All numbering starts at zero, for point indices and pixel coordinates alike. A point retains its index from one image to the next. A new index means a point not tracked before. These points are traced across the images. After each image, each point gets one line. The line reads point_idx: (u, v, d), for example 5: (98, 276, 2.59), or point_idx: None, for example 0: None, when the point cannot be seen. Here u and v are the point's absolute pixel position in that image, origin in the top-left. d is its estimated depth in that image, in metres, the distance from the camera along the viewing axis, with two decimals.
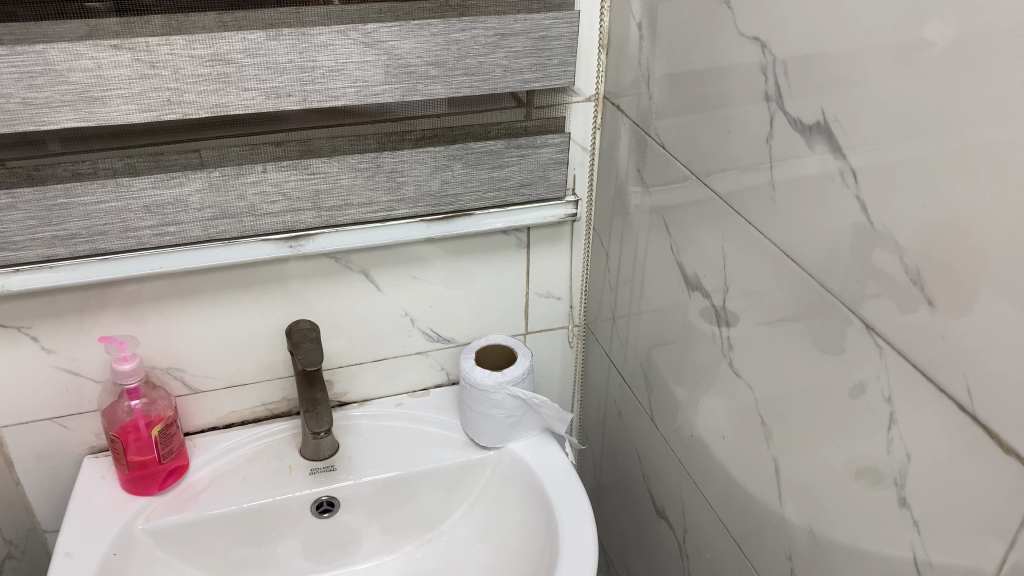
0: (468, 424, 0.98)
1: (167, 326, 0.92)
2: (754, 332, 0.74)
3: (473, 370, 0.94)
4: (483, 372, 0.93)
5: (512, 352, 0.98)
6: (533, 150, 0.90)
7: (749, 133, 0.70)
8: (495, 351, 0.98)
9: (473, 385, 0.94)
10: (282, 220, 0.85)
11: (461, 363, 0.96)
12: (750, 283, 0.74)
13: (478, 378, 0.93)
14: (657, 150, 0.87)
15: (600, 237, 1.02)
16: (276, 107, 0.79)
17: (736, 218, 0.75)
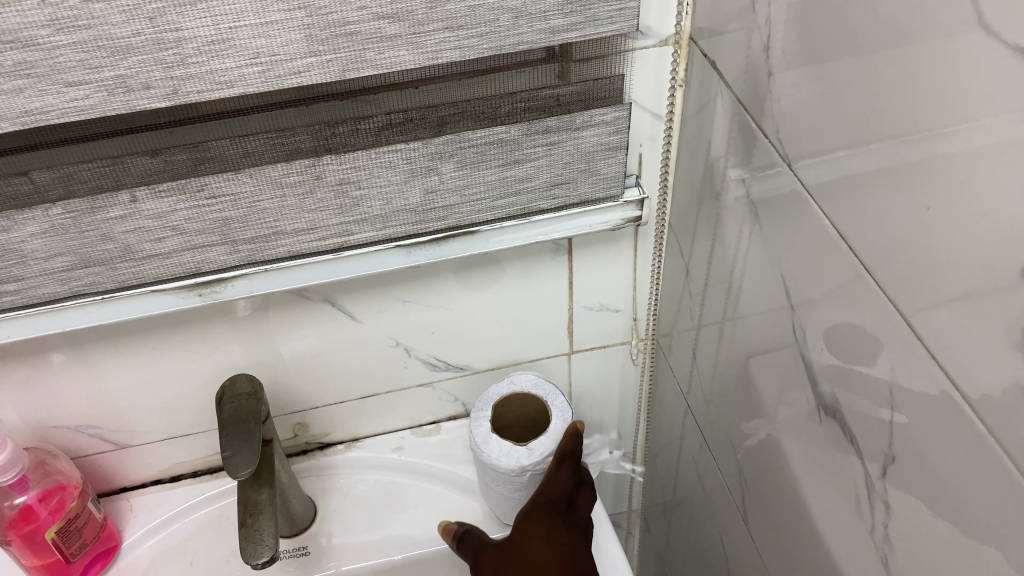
0: (485, 495, 0.72)
1: (64, 378, 0.67)
2: (911, 527, 0.42)
3: (488, 442, 0.66)
4: (502, 448, 0.66)
5: (542, 403, 0.70)
6: (568, 135, 0.56)
7: (978, 222, 0.34)
8: (517, 398, 0.71)
9: (488, 465, 0.66)
10: (179, 263, 0.56)
11: (470, 426, 0.68)
12: (911, 451, 0.41)
13: (495, 456, 0.66)
14: (769, 147, 0.51)
15: (678, 235, 0.68)
16: (131, 105, 0.48)
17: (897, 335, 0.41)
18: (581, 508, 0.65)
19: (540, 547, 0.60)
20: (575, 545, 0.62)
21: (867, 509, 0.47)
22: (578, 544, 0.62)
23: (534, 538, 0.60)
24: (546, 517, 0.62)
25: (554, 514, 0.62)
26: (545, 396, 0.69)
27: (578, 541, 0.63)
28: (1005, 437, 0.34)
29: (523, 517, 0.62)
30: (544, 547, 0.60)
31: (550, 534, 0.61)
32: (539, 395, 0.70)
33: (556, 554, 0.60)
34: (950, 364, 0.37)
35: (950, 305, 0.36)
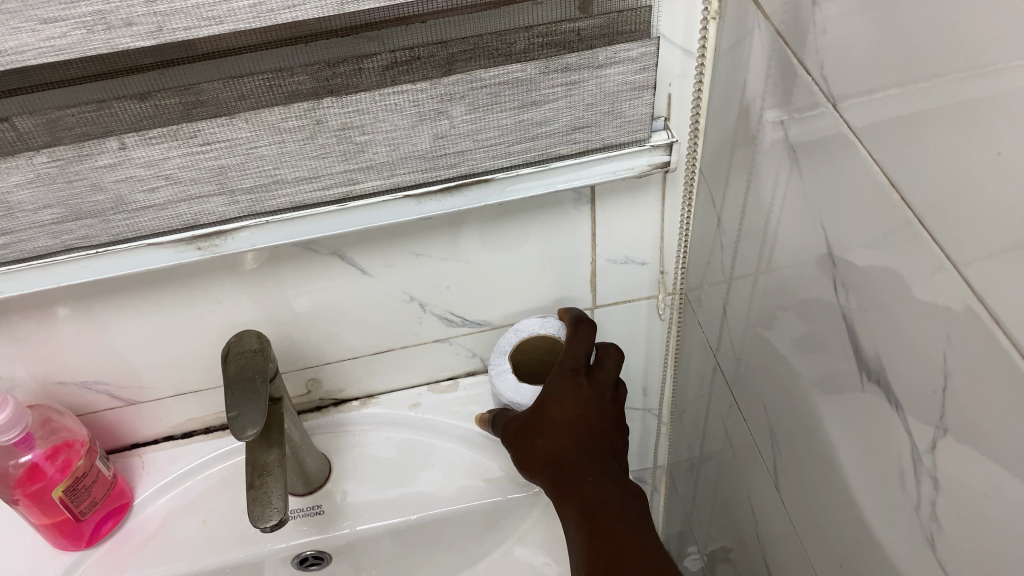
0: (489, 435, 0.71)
1: (67, 333, 0.64)
2: (961, 505, 0.39)
3: (521, 395, 0.65)
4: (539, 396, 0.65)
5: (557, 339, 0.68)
6: (590, 73, 0.51)
7: None
8: (527, 342, 0.68)
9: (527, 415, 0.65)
10: (175, 214, 0.52)
11: (494, 382, 0.66)
12: (963, 422, 0.37)
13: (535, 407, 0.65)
14: (818, 82, 0.45)
15: (710, 183, 0.64)
16: (113, 44, 0.44)
17: (949, 295, 0.37)
18: (607, 364, 0.65)
19: (552, 408, 0.61)
20: (597, 398, 0.62)
21: (912, 482, 0.43)
22: (601, 398, 0.62)
23: (547, 400, 0.61)
24: (565, 379, 0.62)
25: (576, 372, 0.62)
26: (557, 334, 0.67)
27: (602, 395, 0.62)
28: None
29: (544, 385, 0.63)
30: (557, 409, 0.61)
31: (565, 393, 0.61)
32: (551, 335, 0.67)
33: (569, 410, 0.61)
34: (1013, 326, 0.33)
35: (1015, 259, 0.32)
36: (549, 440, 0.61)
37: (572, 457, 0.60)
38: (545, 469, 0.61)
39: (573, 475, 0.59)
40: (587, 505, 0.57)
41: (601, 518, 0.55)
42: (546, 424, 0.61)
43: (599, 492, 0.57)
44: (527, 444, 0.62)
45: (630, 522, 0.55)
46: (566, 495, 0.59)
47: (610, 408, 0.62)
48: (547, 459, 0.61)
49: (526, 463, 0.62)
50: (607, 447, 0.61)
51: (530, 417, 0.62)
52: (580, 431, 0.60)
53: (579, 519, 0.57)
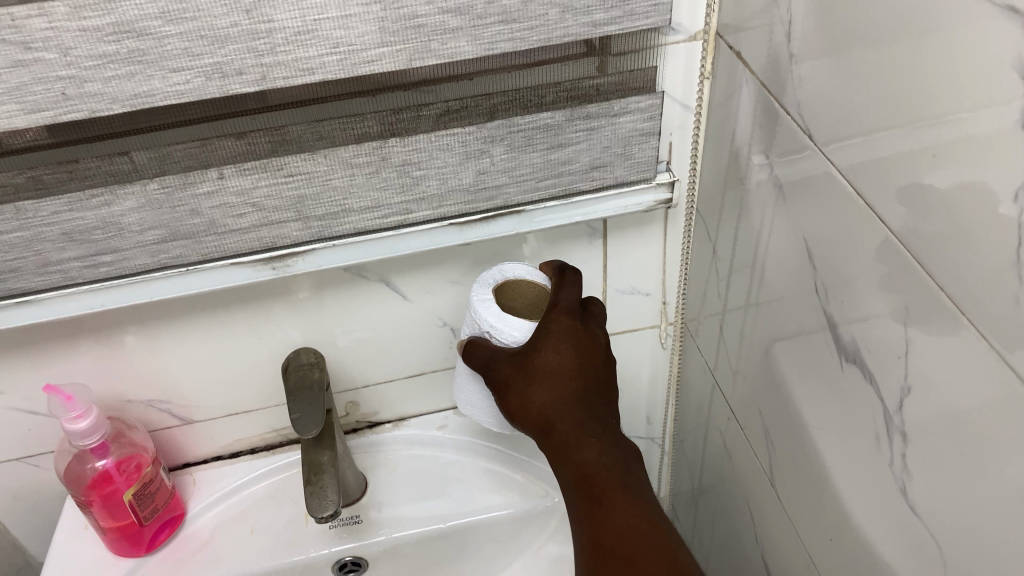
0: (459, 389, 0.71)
1: (140, 351, 0.73)
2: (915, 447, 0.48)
3: (504, 322, 0.64)
4: (522, 327, 0.63)
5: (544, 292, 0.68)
6: (607, 120, 0.62)
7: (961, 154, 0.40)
8: (513, 286, 0.68)
9: (504, 342, 0.63)
10: (257, 237, 0.62)
11: (477, 306, 0.64)
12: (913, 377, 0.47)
13: (516, 336, 0.63)
14: (792, 122, 0.56)
15: (705, 221, 0.74)
16: (225, 90, 0.54)
17: (898, 273, 0.46)
18: (595, 309, 0.66)
19: (550, 356, 0.61)
20: (592, 346, 0.63)
21: (887, 442, 0.51)
22: (594, 345, 0.63)
23: (544, 347, 0.61)
24: (562, 323, 0.62)
25: (571, 317, 0.63)
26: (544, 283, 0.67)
27: (595, 342, 0.64)
28: (994, 336, 0.39)
29: (537, 330, 0.62)
30: (554, 356, 0.61)
31: (563, 340, 0.61)
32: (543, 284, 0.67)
33: (567, 358, 0.61)
34: (954, 292, 0.42)
35: (942, 237, 0.42)
36: (546, 389, 0.61)
37: (570, 413, 0.60)
38: (540, 418, 0.61)
39: (575, 437, 0.59)
40: (590, 469, 0.58)
41: (605, 485, 0.57)
42: (542, 371, 0.61)
43: (600, 456, 0.58)
44: (521, 390, 0.61)
45: (633, 490, 0.57)
46: (567, 456, 0.59)
47: (601, 356, 0.64)
48: (542, 408, 0.61)
49: (517, 411, 0.62)
50: (600, 400, 0.62)
51: (520, 361, 0.62)
52: (577, 382, 0.61)
53: (583, 486, 0.58)
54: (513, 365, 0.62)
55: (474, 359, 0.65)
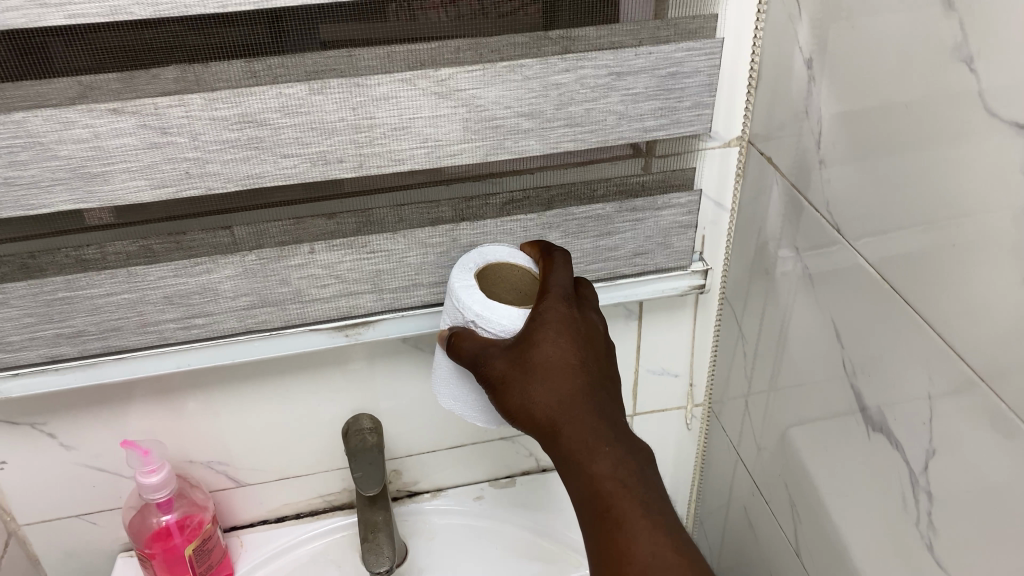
0: (439, 376, 0.66)
1: (205, 413, 0.78)
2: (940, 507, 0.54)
3: (491, 310, 0.58)
4: (511, 314, 0.58)
5: (530, 276, 0.63)
6: (651, 213, 0.70)
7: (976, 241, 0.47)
8: (494, 272, 0.63)
9: (494, 333, 0.58)
10: (335, 307, 0.68)
11: (460, 295, 0.59)
12: (938, 440, 0.53)
13: (505, 325, 0.58)
14: (818, 218, 0.64)
15: (732, 308, 0.81)
16: (325, 175, 0.62)
17: (922, 348, 0.53)
18: (586, 293, 0.61)
19: (550, 351, 0.55)
20: (590, 335, 0.57)
21: (912, 502, 0.57)
22: (592, 335, 0.58)
23: (542, 341, 0.55)
24: (558, 313, 0.57)
25: (566, 306, 0.58)
26: (528, 266, 0.63)
27: (593, 330, 0.58)
28: (1010, 399, 0.46)
29: (529, 320, 0.57)
30: (553, 351, 0.55)
31: (560, 331, 0.56)
32: (529, 269, 0.63)
33: (567, 351, 0.55)
34: (973, 361, 0.49)
35: (961, 315, 0.49)
36: (549, 387, 0.54)
37: (577, 414, 0.54)
38: (544, 421, 0.54)
39: (585, 448, 0.53)
40: (604, 485, 0.52)
41: (625, 504, 0.51)
42: (541, 367, 0.55)
43: (615, 471, 0.52)
44: (521, 390, 0.55)
45: (653, 508, 0.52)
46: (578, 469, 0.53)
47: (602, 346, 0.58)
48: (546, 409, 0.54)
49: (517, 413, 0.56)
50: (607, 396, 0.56)
51: (517, 357, 0.56)
52: (580, 377, 0.55)
53: (598, 507, 0.52)
54: (511, 362, 0.56)
55: (463, 357, 0.58)
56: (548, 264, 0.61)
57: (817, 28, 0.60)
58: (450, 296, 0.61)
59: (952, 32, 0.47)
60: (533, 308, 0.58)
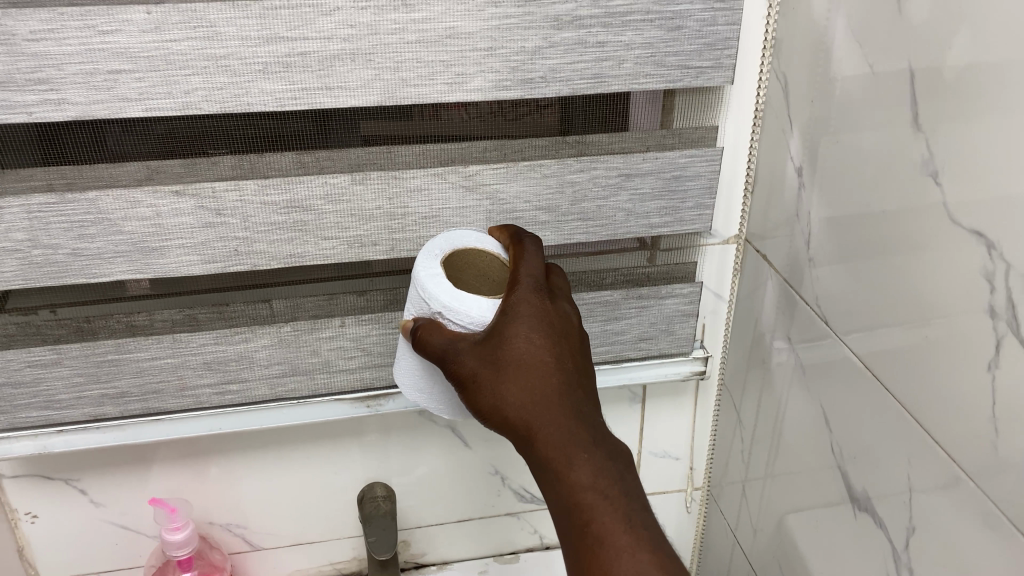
0: (404, 368, 0.60)
1: (228, 476, 0.82)
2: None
3: (460, 301, 0.53)
4: (481, 306, 0.53)
5: (498, 261, 0.59)
6: (656, 301, 0.76)
7: (943, 335, 0.53)
8: (460, 261, 0.58)
9: (462, 326, 0.52)
10: (360, 378, 0.73)
11: (425, 283, 0.54)
12: (919, 520, 0.57)
13: (473, 316, 0.52)
14: (810, 312, 0.69)
15: (731, 395, 0.86)
16: (360, 256, 0.68)
17: (903, 433, 0.58)
18: (558, 284, 0.55)
19: (520, 347, 0.49)
20: (564, 329, 0.51)
21: None
22: (568, 328, 0.52)
23: (512, 338, 0.50)
24: (529, 305, 0.51)
25: (539, 297, 0.52)
26: (496, 251, 0.59)
27: (569, 324, 0.52)
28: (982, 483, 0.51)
29: (498, 313, 0.51)
30: (526, 346, 0.49)
31: (532, 326, 0.50)
32: (500, 256, 0.58)
33: (540, 346, 0.50)
34: (946, 443, 0.53)
35: (936, 403, 0.54)
36: (522, 385, 0.48)
37: (554, 416, 0.48)
38: (518, 424, 0.48)
39: (563, 454, 0.47)
40: (584, 496, 0.46)
41: (605, 518, 0.45)
42: (513, 364, 0.49)
43: (596, 480, 0.46)
44: (493, 390, 0.49)
45: (640, 522, 0.46)
46: (556, 477, 0.47)
47: (578, 341, 0.52)
48: (518, 411, 0.48)
49: (490, 414, 0.50)
50: (586, 396, 0.50)
51: (487, 354, 0.50)
52: (555, 374, 0.49)
53: (577, 521, 0.46)
54: (480, 359, 0.50)
55: (430, 354, 0.53)
56: (517, 254, 0.56)
57: (807, 141, 0.67)
58: (414, 284, 0.55)
59: (920, 151, 0.53)
60: (503, 300, 0.52)
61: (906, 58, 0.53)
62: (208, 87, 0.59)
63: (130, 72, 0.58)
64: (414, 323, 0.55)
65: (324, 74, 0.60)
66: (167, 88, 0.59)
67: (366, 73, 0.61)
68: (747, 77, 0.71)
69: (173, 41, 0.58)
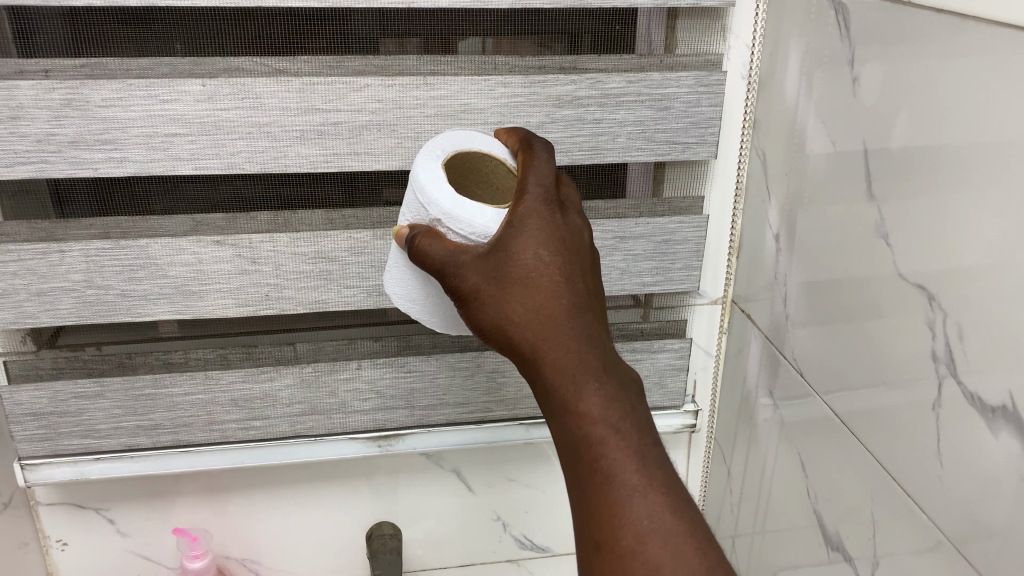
0: (393, 277, 0.58)
1: (246, 512, 0.87)
2: None
3: (462, 208, 0.49)
4: (486, 216, 0.49)
5: (502, 167, 0.55)
6: (648, 354, 0.82)
7: (898, 380, 0.59)
8: (464, 161, 0.55)
9: (465, 237, 0.49)
10: (373, 419, 0.79)
11: (425, 186, 0.51)
12: (892, 557, 0.62)
13: (476, 225, 0.48)
14: (791, 370, 0.75)
15: (722, 449, 0.91)
16: (378, 304, 0.75)
17: (874, 473, 0.63)
18: (569, 191, 0.50)
19: (527, 261, 0.45)
20: (575, 242, 0.47)
21: None
22: (579, 243, 0.47)
23: (518, 252, 0.46)
24: (537, 214, 0.47)
25: (550, 207, 0.47)
26: (503, 156, 0.54)
27: (581, 236, 0.48)
28: (939, 518, 0.56)
29: (503, 225, 0.47)
30: (534, 262, 0.45)
31: (541, 238, 0.46)
32: (506, 161, 0.54)
33: (549, 263, 0.46)
34: (906, 482, 0.59)
35: (898, 444, 0.60)
36: (529, 306, 0.45)
37: (564, 341, 0.45)
38: (523, 346, 0.45)
39: (572, 382, 0.44)
40: (593, 430, 0.44)
41: (615, 455, 0.43)
42: (519, 282, 0.45)
43: (607, 413, 0.44)
44: (495, 306, 0.46)
45: (653, 461, 0.44)
46: (564, 406, 0.45)
47: (590, 256, 0.48)
48: (525, 333, 0.45)
49: (491, 331, 0.47)
50: (598, 320, 0.46)
51: (490, 269, 0.46)
52: (565, 295, 0.45)
53: (585, 457, 0.44)
54: (484, 272, 0.46)
55: (429, 265, 0.49)
56: (527, 159, 0.50)
57: (784, 212, 0.74)
58: (414, 187, 0.52)
59: (874, 218, 0.61)
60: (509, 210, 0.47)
61: (861, 137, 0.61)
62: (251, 150, 0.68)
63: (184, 136, 0.66)
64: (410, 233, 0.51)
65: (353, 141, 0.69)
66: (215, 150, 0.67)
67: (390, 141, 0.69)
68: (731, 152, 0.79)
69: (224, 109, 0.66)
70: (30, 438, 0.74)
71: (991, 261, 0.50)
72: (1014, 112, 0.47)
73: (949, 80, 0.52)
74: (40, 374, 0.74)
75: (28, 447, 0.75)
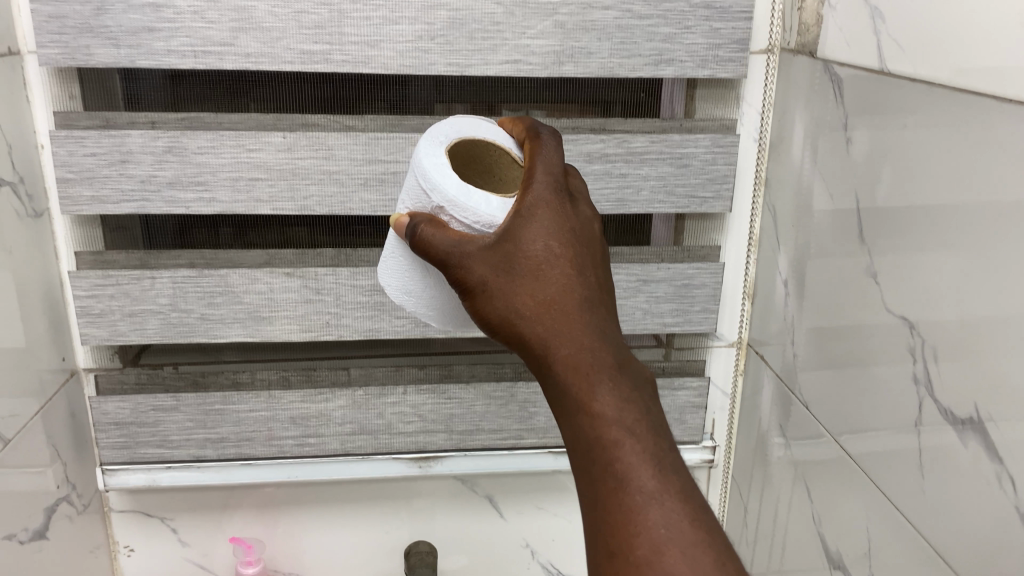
0: (392, 271, 0.64)
1: (295, 528, 0.94)
2: None
3: (468, 196, 0.54)
4: (490, 205, 0.54)
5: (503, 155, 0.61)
6: (670, 392, 0.90)
7: (886, 407, 0.67)
8: (465, 146, 0.61)
9: (467, 225, 0.54)
10: (415, 441, 0.87)
11: (432, 172, 0.55)
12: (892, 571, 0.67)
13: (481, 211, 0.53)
14: (800, 409, 0.82)
15: (739, 485, 0.97)
16: (424, 334, 0.84)
17: (873, 491, 0.70)
18: (575, 185, 0.56)
19: (537, 250, 0.50)
20: (579, 232, 0.52)
21: None
22: (587, 234, 0.53)
23: (528, 242, 0.51)
24: (545, 206, 0.52)
25: (560, 202, 0.52)
26: (506, 146, 0.60)
27: (588, 231, 0.53)
28: (926, 530, 0.62)
29: (512, 214, 0.52)
30: (543, 252, 0.50)
31: (551, 228, 0.51)
32: (511, 152, 0.60)
33: (560, 256, 0.50)
34: (897, 496, 0.66)
35: (889, 461, 0.67)
36: (541, 298, 0.50)
37: (575, 334, 0.49)
38: (535, 342, 0.50)
39: (585, 377, 0.48)
40: (608, 432, 0.47)
41: (631, 456, 0.46)
42: (530, 272, 0.50)
43: (622, 414, 0.47)
44: (507, 297, 0.50)
45: (668, 466, 0.47)
46: (579, 404, 0.48)
47: (597, 247, 0.53)
48: (537, 328, 0.50)
49: (501, 324, 0.51)
50: (608, 316, 0.51)
51: (501, 260, 0.51)
52: (576, 290, 0.50)
53: (600, 461, 0.47)
54: (496, 264, 0.51)
55: (433, 253, 0.53)
56: (534, 149, 0.55)
57: (793, 261, 0.82)
58: (418, 172, 0.57)
59: (865, 262, 0.69)
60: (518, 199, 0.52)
61: (852, 189, 0.70)
62: (322, 194, 0.78)
63: (265, 180, 0.77)
64: (411, 219, 0.55)
65: None
66: (290, 193, 0.78)
67: None
68: (744, 207, 0.87)
69: (300, 158, 0.77)
70: (112, 444, 0.84)
71: (958, 290, 0.58)
72: (972, 162, 0.56)
73: (920, 138, 0.61)
74: (124, 388, 0.84)
75: (110, 453, 0.84)
